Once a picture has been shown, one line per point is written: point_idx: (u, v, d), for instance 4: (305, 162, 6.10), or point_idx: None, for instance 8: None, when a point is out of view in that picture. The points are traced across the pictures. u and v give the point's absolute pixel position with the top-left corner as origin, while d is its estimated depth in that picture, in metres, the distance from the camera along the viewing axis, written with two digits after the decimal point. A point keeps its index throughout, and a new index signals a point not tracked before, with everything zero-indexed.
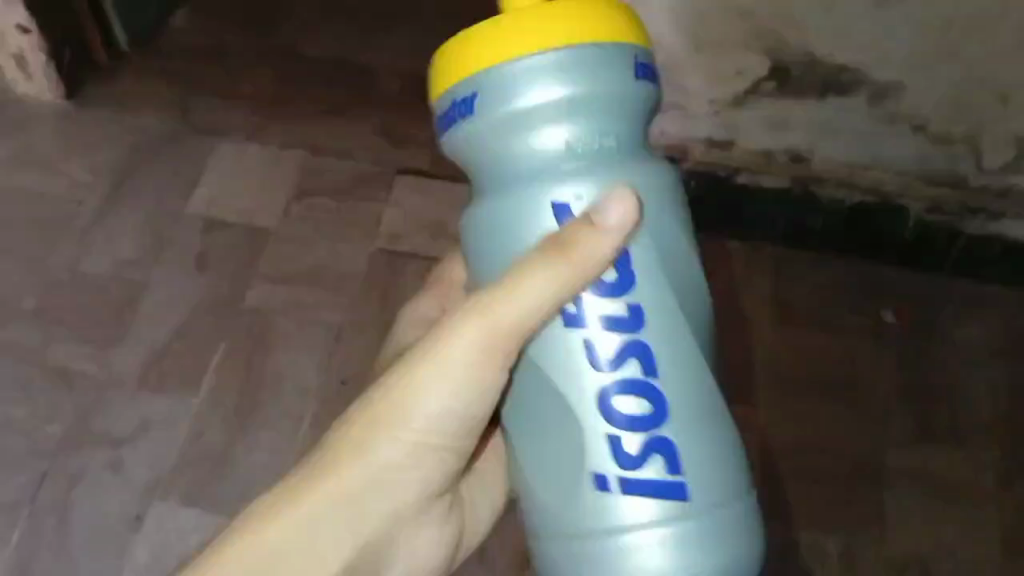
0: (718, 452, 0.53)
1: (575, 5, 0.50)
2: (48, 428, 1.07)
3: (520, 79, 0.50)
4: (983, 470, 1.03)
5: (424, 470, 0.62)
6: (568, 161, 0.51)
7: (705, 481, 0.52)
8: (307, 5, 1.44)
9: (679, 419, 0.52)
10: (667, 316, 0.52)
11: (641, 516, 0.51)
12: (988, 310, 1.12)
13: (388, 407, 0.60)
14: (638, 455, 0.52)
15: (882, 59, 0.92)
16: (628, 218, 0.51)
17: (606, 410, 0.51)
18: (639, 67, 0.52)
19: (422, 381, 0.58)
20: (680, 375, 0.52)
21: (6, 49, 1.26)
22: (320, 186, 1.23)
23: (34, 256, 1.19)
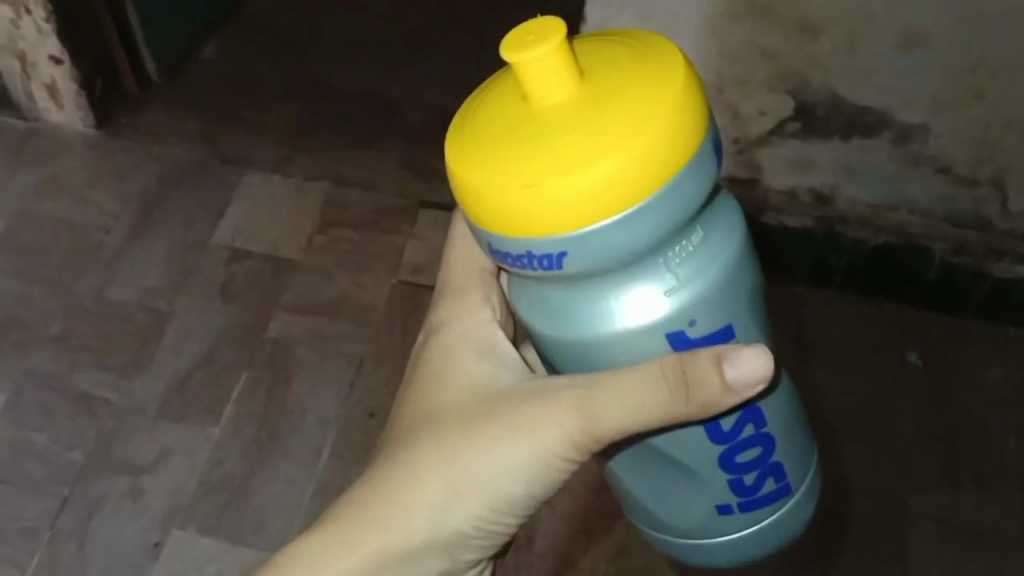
0: (802, 446, 0.58)
1: (653, 126, 0.44)
2: (70, 453, 1.07)
3: (619, 234, 0.45)
4: (1012, 515, 1.01)
5: (490, 536, 0.63)
6: (676, 292, 0.48)
7: (798, 474, 0.58)
8: (334, 41, 1.46)
9: (781, 442, 0.56)
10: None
11: (758, 521, 0.58)
12: (1013, 353, 1.11)
13: (457, 485, 0.59)
14: (754, 484, 0.56)
15: (906, 101, 0.93)
16: (757, 367, 0.49)
17: (725, 464, 0.55)
18: (715, 150, 0.48)
19: (503, 464, 0.58)
20: (778, 408, 0.56)
21: (38, 78, 1.28)
22: (344, 219, 1.24)
23: (61, 282, 1.20)
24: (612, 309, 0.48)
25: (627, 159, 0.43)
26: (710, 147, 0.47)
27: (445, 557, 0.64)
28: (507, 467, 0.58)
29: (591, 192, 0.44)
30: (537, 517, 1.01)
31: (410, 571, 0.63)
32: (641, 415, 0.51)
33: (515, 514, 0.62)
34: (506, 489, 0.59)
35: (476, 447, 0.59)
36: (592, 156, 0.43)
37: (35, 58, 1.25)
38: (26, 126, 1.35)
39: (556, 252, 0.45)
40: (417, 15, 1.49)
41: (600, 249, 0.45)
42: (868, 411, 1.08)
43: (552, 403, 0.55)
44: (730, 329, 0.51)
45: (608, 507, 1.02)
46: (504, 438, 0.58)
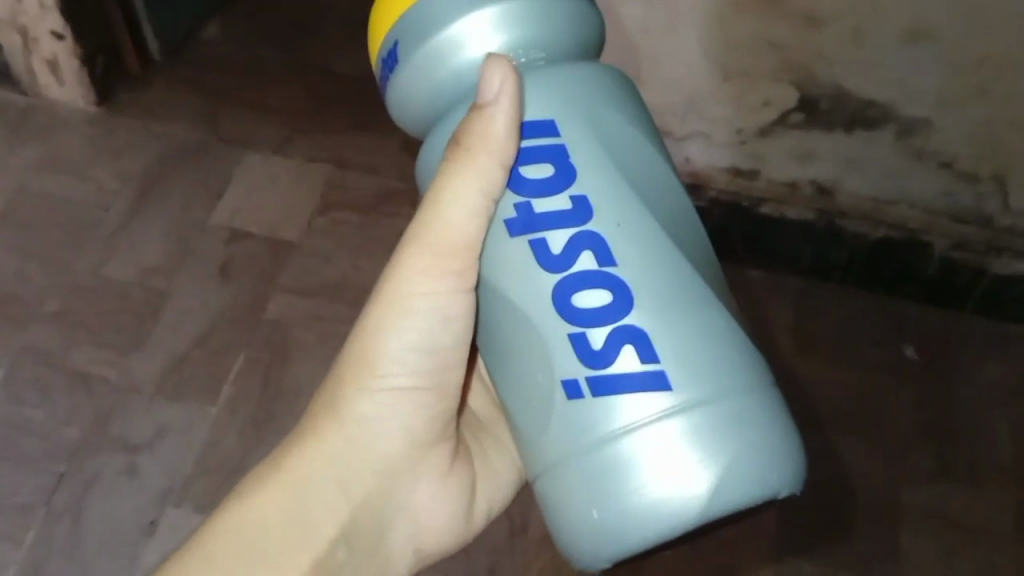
0: (708, 341, 0.49)
1: None
2: (65, 430, 1.07)
3: (430, 12, 0.50)
4: (1001, 509, 1.02)
5: (404, 415, 0.63)
6: None
7: (699, 370, 0.48)
8: (337, 20, 1.45)
9: (652, 307, 0.48)
10: (614, 197, 0.49)
11: (633, 419, 0.47)
12: (1007, 350, 1.12)
13: (353, 363, 0.61)
14: (604, 351, 0.48)
15: (911, 94, 0.93)
16: (508, 88, 0.49)
17: (562, 303, 0.49)
18: None
19: (384, 324, 0.60)
20: (653, 272, 0.49)
21: (39, 54, 1.27)
22: (344, 201, 1.24)
23: (60, 259, 1.20)
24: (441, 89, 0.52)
25: None
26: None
27: (371, 452, 0.62)
28: (389, 325, 0.60)
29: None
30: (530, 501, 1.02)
31: (339, 474, 0.61)
32: (476, 215, 0.52)
33: (412, 376, 0.62)
34: (389, 353, 0.60)
35: (360, 324, 0.61)
36: None
37: (37, 34, 1.24)
38: (25, 102, 1.34)
39: (393, 43, 0.52)
40: None
41: (428, 19, 0.50)
42: (862, 404, 1.09)
43: (411, 254, 0.58)
44: (556, 125, 0.50)
45: None
46: (375, 302, 0.60)
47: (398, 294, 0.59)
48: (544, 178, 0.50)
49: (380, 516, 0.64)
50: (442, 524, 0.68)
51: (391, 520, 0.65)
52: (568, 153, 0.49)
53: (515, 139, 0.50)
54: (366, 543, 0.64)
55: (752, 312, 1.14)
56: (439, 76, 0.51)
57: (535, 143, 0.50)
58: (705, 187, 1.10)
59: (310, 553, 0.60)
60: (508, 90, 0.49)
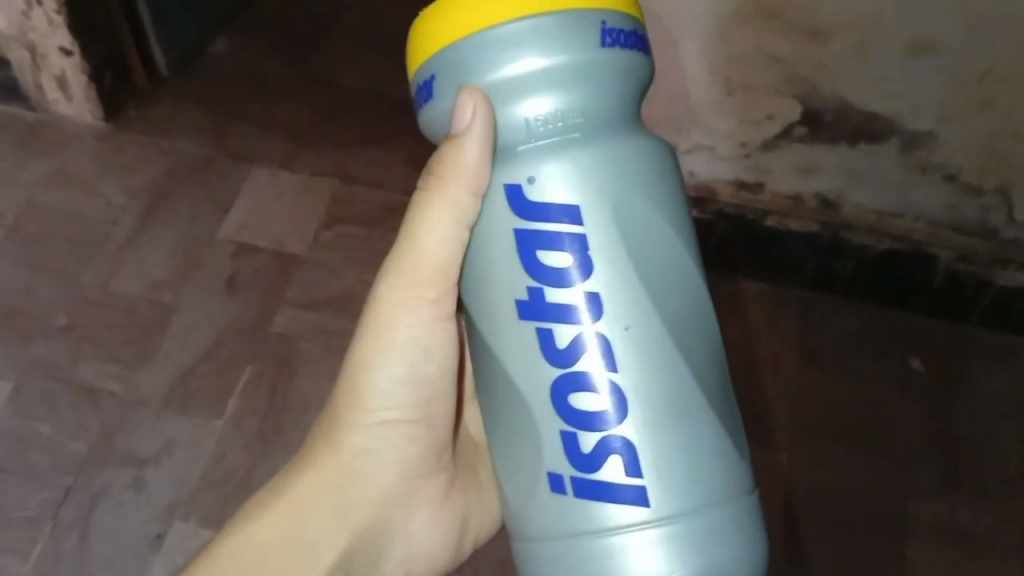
0: (695, 450, 0.50)
1: None
2: (72, 444, 1.08)
3: (471, 57, 0.49)
4: (1008, 523, 1.02)
5: (397, 448, 0.65)
6: (529, 137, 0.49)
7: (681, 480, 0.49)
8: (343, 35, 1.46)
9: (646, 415, 0.49)
10: (625, 298, 0.49)
11: (607, 525, 0.49)
12: (1013, 362, 1.12)
13: (351, 393, 0.63)
14: (592, 454, 0.49)
15: (914, 107, 0.93)
16: (481, 122, 0.49)
17: (563, 402, 0.50)
18: (607, 34, 0.49)
19: (372, 360, 0.62)
20: (653, 379, 0.49)
21: (47, 70, 1.28)
22: (350, 215, 1.24)
23: (67, 273, 1.20)
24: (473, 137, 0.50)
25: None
26: (607, 22, 0.49)
27: (367, 483, 0.65)
28: (383, 354, 0.61)
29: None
30: None
31: (335, 507, 0.64)
32: (450, 238, 0.54)
33: (407, 404, 0.64)
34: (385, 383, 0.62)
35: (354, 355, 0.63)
36: None
37: (46, 50, 1.25)
38: (34, 118, 1.35)
39: (430, 75, 0.50)
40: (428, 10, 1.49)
41: (473, 68, 0.49)
42: (869, 416, 1.09)
43: (392, 288, 0.60)
44: (580, 210, 0.49)
45: None
46: (369, 330, 0.62)
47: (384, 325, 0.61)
48: (561, 267, 0.49)
49: (376, 544, 0.67)
50: (435, 550, 0.70)
51: (386, 548, 0.68)
52: (587, 245, 0.49)
53: (489, 167, 0.51)
54: (361, 564, 0.67)
55: (758, 326, 1.15)
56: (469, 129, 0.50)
57: (557, 228, 0.49)
58: (710, 200, 1.10)
59: None
60: (483, 127, 0.49)
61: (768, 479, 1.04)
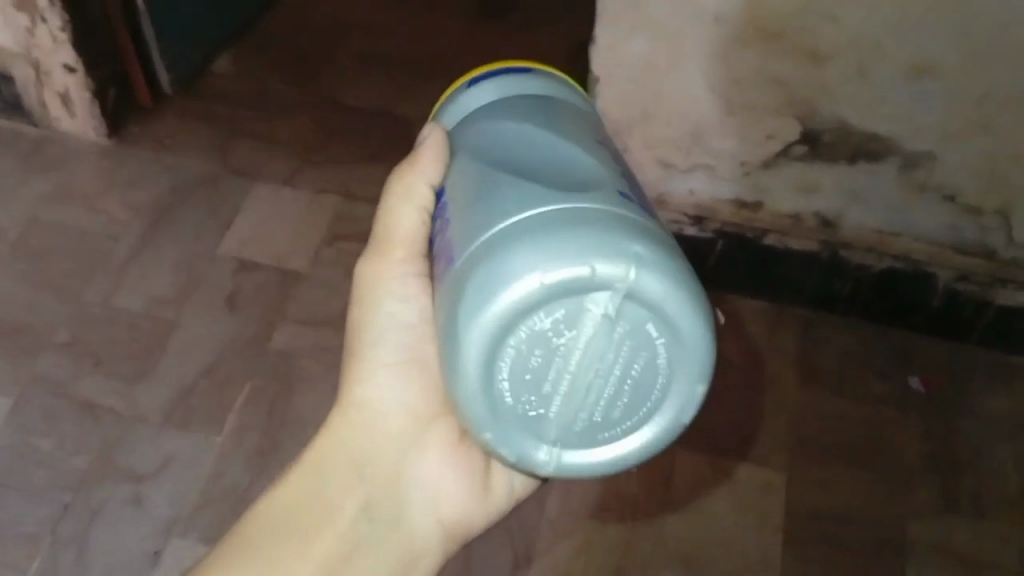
0: (503, 196, 0.55)
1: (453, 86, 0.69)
2: (72, 460, 1.08)
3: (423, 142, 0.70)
4: (1008, 542, 1.02)
5: (392, 392, 0.69)
6: None
7: (483, 222, 0.55)
8: (347, 53, 1.47)
9: (465, 214, 0.57)
10: (460, 170, 0.60)
11: (446, 295, 0.56)
12: (1013, 382, 1.12)
13: (355, 355, 0.70)
14: (440, 272, 0.58)
15: (914, 128, 0.93)
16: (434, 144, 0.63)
17: (434, 258, 0.60)
18: (474, 83, 0.66)
19: (363, 322, 0.69)
20: (474, 190, 0.58)
21: (51, 87, 1.29)
22: (352, 232, 1.25)
23: (69, 289, 1.21)
24: None
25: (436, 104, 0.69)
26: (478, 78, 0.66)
27: (371, 431, 0.69)
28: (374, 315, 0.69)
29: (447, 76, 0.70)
30: (537, 532, 1.03)
31: (344, 458, 0.68)
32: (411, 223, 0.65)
33: (405, 352, 0.69)
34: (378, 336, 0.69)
35: (351, 325, 0.71)
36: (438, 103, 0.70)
37: (50, 67, 1.26)
38: (38, 133, 1.35)
39: None
40: (432, 29, 1.50)
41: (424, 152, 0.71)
42: (868, 434, 1.09)
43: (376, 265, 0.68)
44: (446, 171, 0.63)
45: (607, 524, 1.03)
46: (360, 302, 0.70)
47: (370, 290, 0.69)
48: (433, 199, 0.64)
49: (393, 497, 0.69)
50: (457, 506, 0.70)
51: (407, 503, 0.69)
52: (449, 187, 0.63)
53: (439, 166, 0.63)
54: (389, 517, 0.68)
55: (756, 343, 1.15)
56: None
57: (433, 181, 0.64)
58: (709, 220, 1.10)
59: (330, 532, 0.66)
60: (433, 150, 0.63)
61: (767, 496, 1.04)
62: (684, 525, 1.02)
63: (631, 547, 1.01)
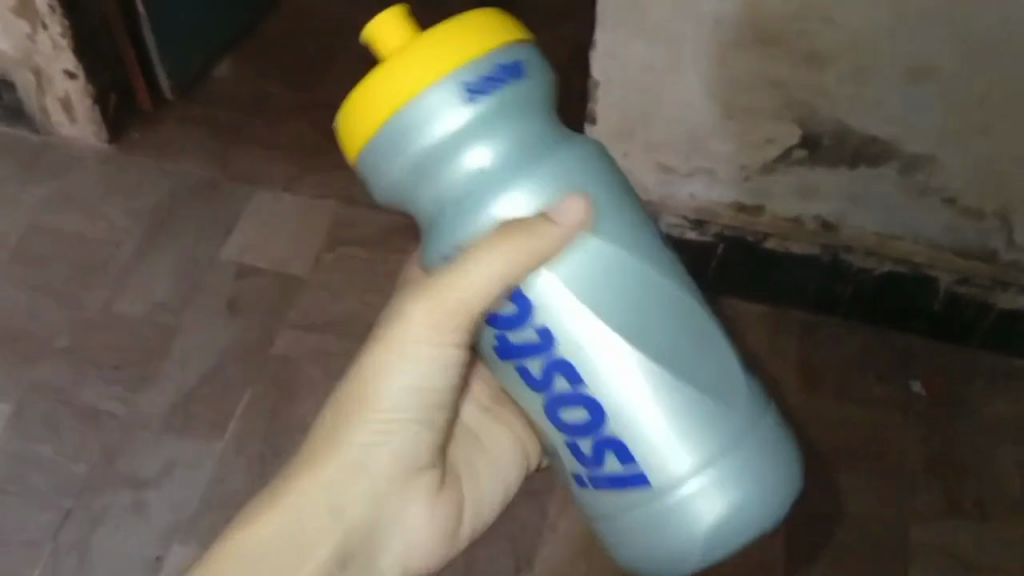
0: (680, 416, 0.58)
1: (412, 52, 0.54)
2: (73, 466, 1.08)
3: (408, 136, 0.54)
4: (1011, 546, 1.02)
5: (396, 443, 0.67)
6: (486, 178, 0.55)
7: (673, 447, 0.58)
8: (347, 58, 1.47)
9: (622, 413, 0.57)
10: (585, 334, 0.56)
11: (624, 495, 0.60)
12: (1015, 385, 1.12)
13: (366, 399, 0.65)
14: (592, 452, 0.60)
15: (913, 131, 0.93)
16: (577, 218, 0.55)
17: (559, 416, 0.59)
18: (485, 80, 0.54)
19: (381, 364, 0.64)
20: (623, 386, 0.57)
21: (52, 93, 1.29)
22: (352, 237, 1.25)
23: (70, 295, 1.21)
24: (442, 198, 0.56)
25: (413, 74, 0.54)
26: (478, 67, 0.54)
27: (367, 475, 0.67)
28: (398, 369, 0.64)
29: (409, 56, 0.54)
30: (538, 537, 1.02)
31: (334, 498, 0.66)
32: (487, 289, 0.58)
33: (415, 416, 0.66)
34: (392, 390, 0.65)
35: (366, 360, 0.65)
36: (393, 68, 0.54)
37: (51, 73, 1.26)
38: (39, 140, 1.36)
39: (391, 160, 0.55)
40: None
41: (390, 144, 0.55)
42: (869, 438, 1.08)
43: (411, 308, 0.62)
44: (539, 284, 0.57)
45: None
46: (385, 347, 0.64)
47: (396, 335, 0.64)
48: (508, 310, 0.59)
49: (372, 534, 0.69)
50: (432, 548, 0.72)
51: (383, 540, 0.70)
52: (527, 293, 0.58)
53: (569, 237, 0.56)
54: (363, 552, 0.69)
55: (758, 347, 1.15)
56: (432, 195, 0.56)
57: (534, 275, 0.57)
58: (710, 223, 1.10)
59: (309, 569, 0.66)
60: (570, 223, 0.55)
61: None
62: None
63: None
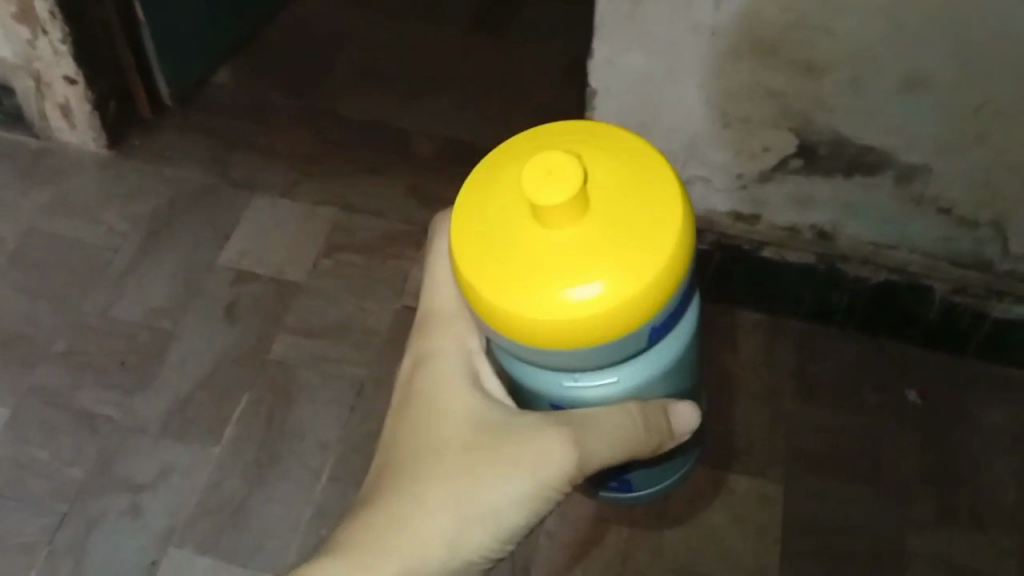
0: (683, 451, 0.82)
1: (609, 304, 0.53)
2: (69, 470, 1.08)
3: (580, 361, 0.57)
4: (1005, 556, 1.02)
5: (489, 557, 0.67)
6: (621, 379, 0.64)
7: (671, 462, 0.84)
8: (347, 66, 1.47)
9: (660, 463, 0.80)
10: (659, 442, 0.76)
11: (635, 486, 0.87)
12: (1012, 394, 1.12)
13: (486, 518, 0.64)
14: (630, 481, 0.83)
15: (909, 140, 0.94)
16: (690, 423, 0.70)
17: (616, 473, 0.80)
18: (658, 330, 0.58)
19: (510, 486, 0.64)
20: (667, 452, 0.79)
21: (53, 99, 1.29)
22: (349, 243, 1.25)
23: (68, 299, 1.21)
24: (584, 380, 0.63)
25: (606, 316, 0.53)
26: (657, 322, 0.57)
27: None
28: (526, 498, 0.64)
29: (600, 303, 0.53)
30: (533, 544, 1.03)
31: None
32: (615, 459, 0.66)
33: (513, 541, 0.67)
34: (510, 514, 0.64)
35: (495, 474, 0.64)
36: (584, 310, 0.53)
37: (51, 79, 1.27)
38: (38, 144, 1.36)
39: (550, 354, 0.56)
40: (431, 41, 1.51)
41: (561, 359, 0.57)
42: (865, 447, 1.09)
43: (557, 446, 0.63)
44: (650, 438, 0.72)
45: (601, 537, 1.03)
46: (519, 469, 0.64)
47: (535, 466, 0.63)
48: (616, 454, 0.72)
49: None
50: None
51: None
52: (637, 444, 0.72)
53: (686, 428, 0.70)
54: None
55: (754, 355, 1.15)
56: (581, 383, 0.63)
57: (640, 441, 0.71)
58: (706, 232, 1.11)
59: None
60: (687, 429, 0.69)
61: (763, 510, 1.05)
62: (680, 538, 1.03)
63: (628, 557, 1.02)
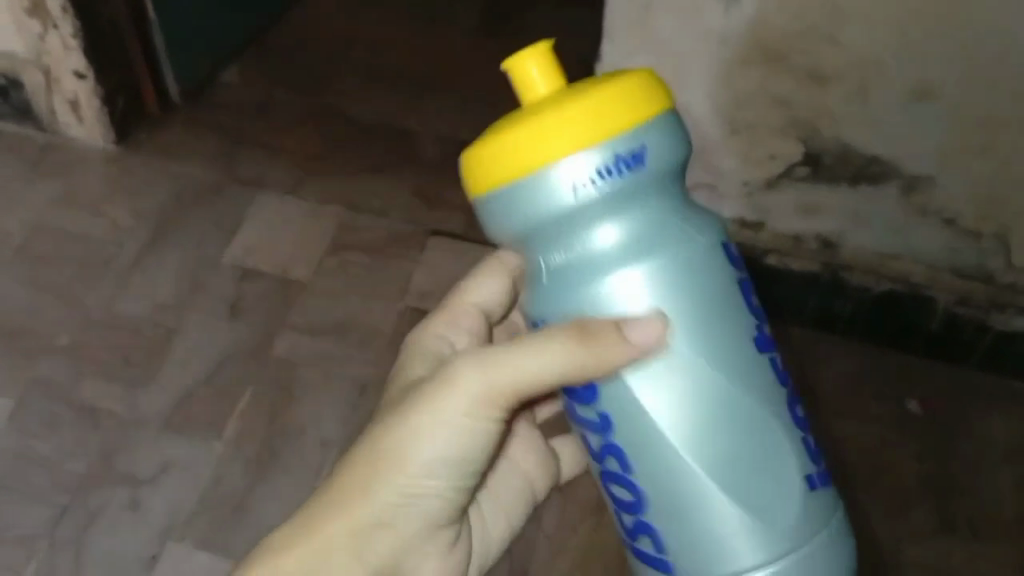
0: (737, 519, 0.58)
1: (544, 120, 0.54)
2: (70, 463, 1.08)
3: (521, 205, 0.55)
4: (1003, 567, 1.02)
5: (427, 504, 0.66)
6: (579, 259, 0.56)
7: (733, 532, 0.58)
8: (353, 67, 1.48)
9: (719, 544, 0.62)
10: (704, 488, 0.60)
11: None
12: (1012, 407, 1.12)
13: (398, 459, 0.64)
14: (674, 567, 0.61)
15: (915, 151, 0.94)
16: (652, 336, 0.55)
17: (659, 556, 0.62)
18: (592, 175, 0.54)
19: (422, 425, 0.63)
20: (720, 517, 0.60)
21: (62, 93, 1.30)
22: (354, 243, 1.25)
23: (72, 293, 1.21)
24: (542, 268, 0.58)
25: (544, 132, 0.53)
26: (590, 162, 0.53)
27: (393, 531, 0.66)
28: (437, 434, 0.63)
29: (544, 121, 0.54)
30: (533, 545, 1.03)
31: (360, 545, 0.66)
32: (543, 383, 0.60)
33: (449, 484, 0.66)
34: (427, 453, 0.64)
35: (406, 415, 0.64)
36: (521, 130, 0.54)
37: (60, 73, 1.27)
38: (46, 139, 1.37)
39: (504, 207, 0.56)
40: (439, 44, 1.51)
41: (508, 212, 0.56)
42: (865, 456, 1.09)
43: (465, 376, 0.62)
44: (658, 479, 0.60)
45: (600, 541, 1.04)
46: (426, 405, 0.63)
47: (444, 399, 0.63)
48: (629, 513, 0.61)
49: None
50: None
51: None
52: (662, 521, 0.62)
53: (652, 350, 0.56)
54: None
55: None
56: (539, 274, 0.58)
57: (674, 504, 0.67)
58: None
59: None
60: (644, 342, 0.55)
61: None
62: None
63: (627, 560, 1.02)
